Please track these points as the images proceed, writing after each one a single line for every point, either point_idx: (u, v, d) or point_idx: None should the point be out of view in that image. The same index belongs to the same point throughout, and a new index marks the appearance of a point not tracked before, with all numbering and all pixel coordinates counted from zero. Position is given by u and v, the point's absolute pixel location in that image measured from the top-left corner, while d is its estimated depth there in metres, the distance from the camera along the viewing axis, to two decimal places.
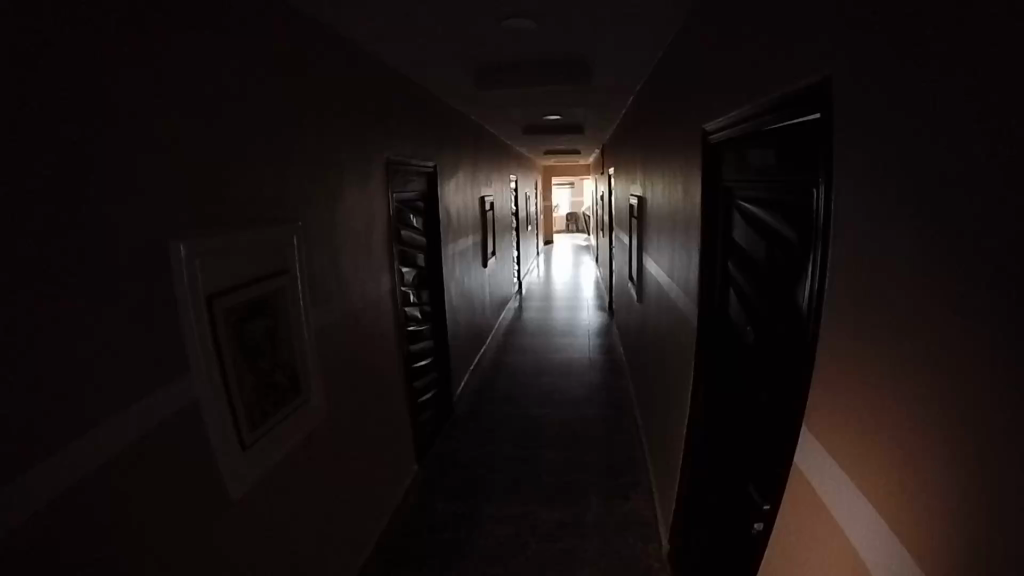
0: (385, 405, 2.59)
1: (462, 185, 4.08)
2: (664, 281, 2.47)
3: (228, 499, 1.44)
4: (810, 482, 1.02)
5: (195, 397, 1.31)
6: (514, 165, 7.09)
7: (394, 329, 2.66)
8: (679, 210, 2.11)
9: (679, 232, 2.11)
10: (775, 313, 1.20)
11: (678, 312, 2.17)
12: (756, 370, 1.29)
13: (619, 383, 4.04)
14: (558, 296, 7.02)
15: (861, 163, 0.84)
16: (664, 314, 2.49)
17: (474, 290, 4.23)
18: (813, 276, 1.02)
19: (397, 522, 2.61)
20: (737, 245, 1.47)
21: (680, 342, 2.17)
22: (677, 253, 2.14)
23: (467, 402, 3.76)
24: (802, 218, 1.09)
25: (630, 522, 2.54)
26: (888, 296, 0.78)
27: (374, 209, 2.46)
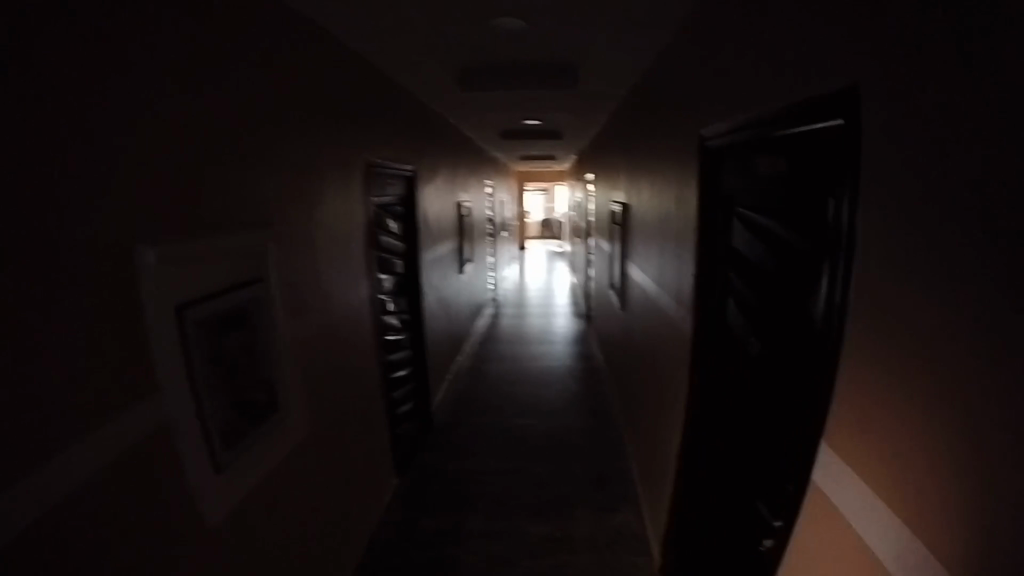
0: (363, 418, 2.50)
1: (439, 191, 4.00)
2: (651, 290, 2.40)
3: (204, 522, 1.35)
4: (831, 495, 0.97)
5: (167, 414, 1.22)
6: (490, 170, 7.02)
7: (372, 338, 2.57)
8: (669, 217, 2.05)
9: (669, 239, 2.05)
10: (782, 326, 1.14)
11: (668, 320, 2.11)
12: (759, 383, 1.25)
13: (599, 392, 3.98)
14: (534, 303, 6.96)
15: (894, 169, 0.79)
16: (651, 324, 2.43)
17: (451, 298, 4.15)
18: (829, 290, 0.95)
19: (377, 539, 2.52)
20: (738, 254, 1.41)
21: (671, 352, 2.11)
22: (667, 261, 2.08)
23: (445, 412, 3.68)
24: (813, 229, 1.03)
25: (618, 535, 2.48)
26: (920, 312, 0.75)
27: (352, 213, 2.38)
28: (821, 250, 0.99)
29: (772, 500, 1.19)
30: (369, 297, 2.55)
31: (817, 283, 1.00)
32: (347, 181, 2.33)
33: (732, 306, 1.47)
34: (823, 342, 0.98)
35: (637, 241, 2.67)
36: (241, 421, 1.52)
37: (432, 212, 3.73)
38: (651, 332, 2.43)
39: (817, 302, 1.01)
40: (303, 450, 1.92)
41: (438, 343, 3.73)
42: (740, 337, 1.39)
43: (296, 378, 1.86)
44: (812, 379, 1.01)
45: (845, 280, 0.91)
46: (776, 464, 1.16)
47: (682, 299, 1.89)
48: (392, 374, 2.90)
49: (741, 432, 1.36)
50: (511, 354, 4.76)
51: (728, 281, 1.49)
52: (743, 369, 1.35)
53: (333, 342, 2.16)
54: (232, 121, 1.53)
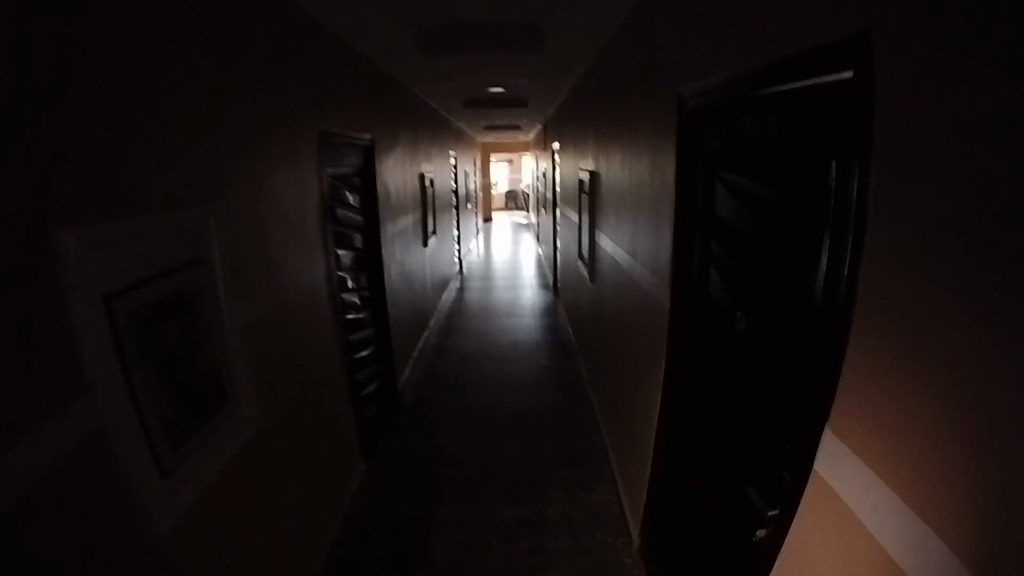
0: (325, 403, 2.39)
1: (400, 162, 3.86)
2: (622, 260, 2.31)
3: (151, 529, 1.24)
4: (834, 483, 0.88)
5: (102, 417, 1.10)
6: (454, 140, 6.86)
7: (330, 318, 2.45)
8: (644, 184, 1.95)
9: (644, 208, 1.95)
10: (776, 303, 1.03)
11: (643, 293, 2.01)
12: (747, 363, 1.15)
13: (570, 366, 3.89)
14: (501, 276, 6.85)
15: (904, 127, 0.68)
16: (623, 296, 2.34)
17: (415, 272, 4.02)
18: (832, 265, 0.85)
19: (345, 529, 2.43)
20: (722, 224, 1.30)
21: (647, 327, 2.01)
22: (641, 231, 1.98)
23: (412, 391, 3.57)
24: (810, 196, 0.92)
25: (594, 515, 2.40)
26: (926, 294, 0.66)
27: (305, 188, 2.24)
28: (821, 220, 0.88)
29: (766, 491, 1.10)
30: (326, 276, 2.42)
31: (817, 258, 0.90)
32: (298, 153, 2.19)
33: (716, 280, 1.37)
34: (824, 324, 0.88)
35: (608, 212, 2.56)
36: (186, 417, 1.40)
37: (393, 184, 3.59)
38: (624, 306, 2.33)
39: (815, 278, 0.91)
40: (258, 443, 1.80)
41: (402, 320, 3.61)
42: (725, 313, 1.30)
43: (247, 367, 1.73)
44: (812, 364, 0.91)
45: (849, 253, 0.80)
46: (770, 453, 1.07)
47: (659, 272, 1.79)
48: (354, 354, 2.78)
49: (727, 413, 1.27)
50: (479, 329, 4.64)
51: (711, 252, 1.39)
52: (728, 348, 1.26)
53: (288, 326, 2.03)
54: (167, 88, 1.39)
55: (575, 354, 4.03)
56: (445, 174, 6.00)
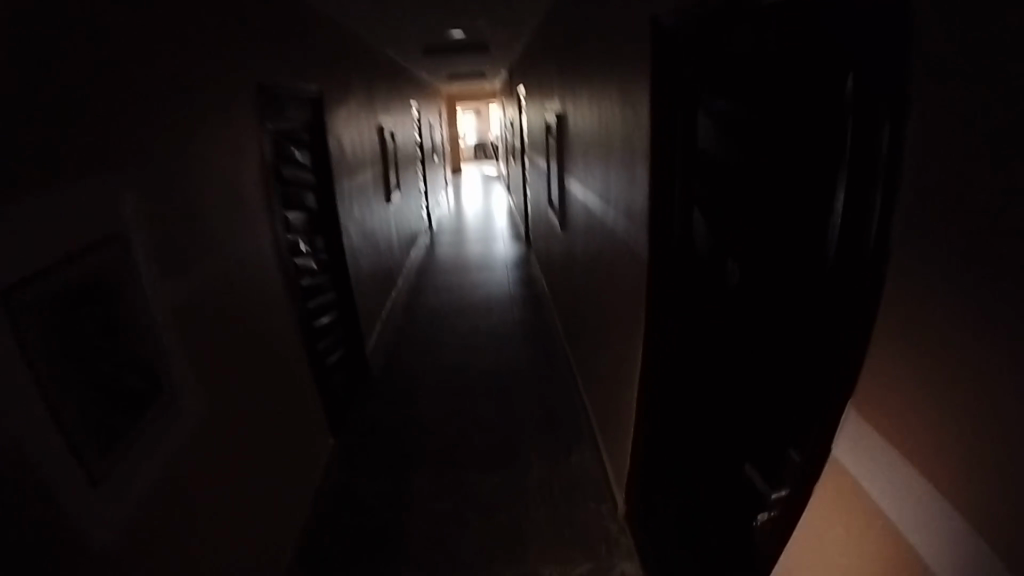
0: (286, 378, 2.24)
1: (355, 115, 3.65)
2: (592, 208, 2.15)
3: (89, 546, 1.09)
4: (855, 468, 0.74)
5: (12, 429, 0.94)
6: (414, 90, 6.61)
7: (282, 286, 2.28)
8: (614, 125, 1.78)
9: (614, 151, 1.79)
10: (774, 261, 0.88)
11: (616, 244, 1.86)
12: (742, 327, 1.01)
13: (545, 320, 3.75)
14: (472, 229, 6.66)
15: (959, 38, 0.53)
16: (595, 246, 2.19)
17: (379, 230, 3.85)
18: (838, 217, 0.70)
19: (318, 510, 2.30)
20: (706, 169, 1.14)
21: (622, 281, 1.86)
22: (613, 176, 1.82)
23: (382, 354, 3.43)
24: (812, 134, 0.76)
25: (576, 479, 2.29)
26: (964, 300, 0.55)
27: (243, 148, 2.05)
28: (827, 161, 0.73)
29: (762, 470, 0.96)
30: (273, 241, 2.24)
31: (821, 207, 0.74)
32: (234, 110, 1.99)
33: (701, 232, 1.21)
34: (831, 288, 0.72)
35: (576, 157, 2.39)
36: (118, 412, 1.24)
37: (347, 139, 3.38)
38: (598, 258, 2.18)
39: (820, 231, 0.75)
40: (210, 430, 1.65)
41: (367, 282, 3.44)
42: (712, 270, 1.15)
43: (187, 348, 1.57)
44: (815, 335, 0.76)
45: (869, 202, 0.65)
46: (771, 429, 0.93)
47: (634, 222, 1.63)
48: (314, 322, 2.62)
49: (720, 379, 1.13)
50: (450, 285, 4.48)
51: (695, 202, 1.23)
52: (718, 308, 1.11)
53: (233, 299, 1.87)
54: (72, 35, 1.20)
55: (549, 306, 3.89)
56: (406, 126, 5.77)
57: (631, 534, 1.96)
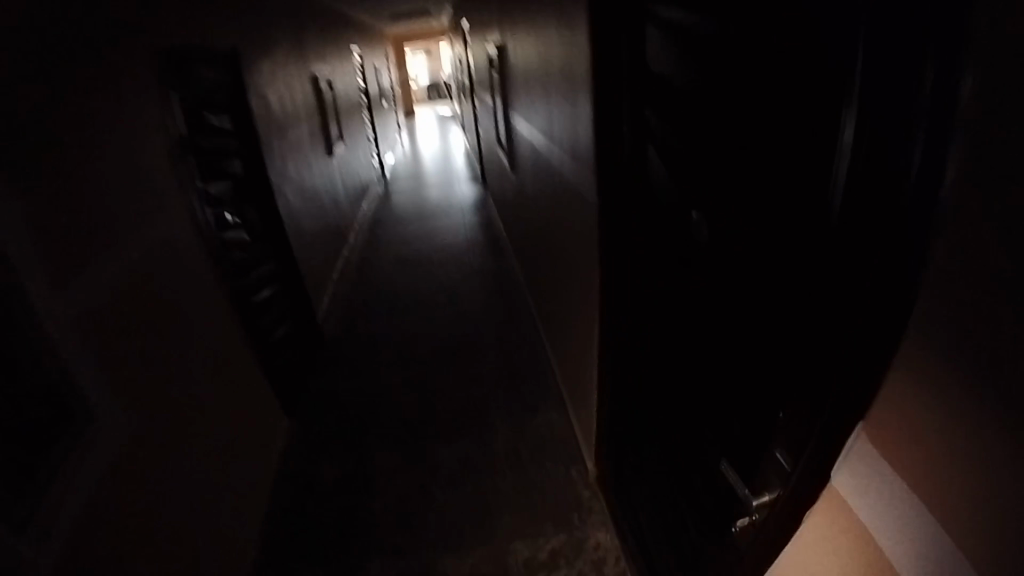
0: (222, 362, 2.03)
1: (282, 64, 3.38)
2: (539, 146, 1.95)
3: None
4: (855, 499, 0.56)
5: None
6: (354, 31, 6.26)
7: (205, 261, 2.07)
8: (554, 52, 1.57)
9: (557, 82, 1.57)
10: (763, 223, 0.70)
11: (566, 187, 1.66)
12: (727, 300, 0.83)
13: (505, 266, 3.56)
14: (427, 172, 6.40)
15: None
16: (546, 189, 1.99)
17: (321, 185, 3.61)
18: (843, 174, 0.51)
19: (274, 497, 2.13)
20: (669, 106, 0.95)
21: (574, 229, 1.67)
22: (557, 111, 1.61)
23: (336, 317, 3.23)
24: (808, 60, 0.56)
25: (545, 441, 2.13)
26: (972, 364, 0.41)
27: (141, 113, 1.81)
28: (827, 97, 0.54)
29: (740, 471, 0.79)
30: (189, 214, 2.01)
31: (824, 158, 0.55)
32: (124, 69, 1.75)
33: (665, 181, 1.02)
34: (828, 269, 0.54)
35: (518, 91, 2.17)
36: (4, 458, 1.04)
37: (273, 92, 3.12)
38: (549, 205, 1.98)
39: (820, 189, 0.56)
40: (140, 441, 1.45)
41: (312, 244, 3.22)
42: (689, 226, 0.96)
43: (102, 352, 1.37)
44: (811, 327, 0.58)
45: (875, 157, 0.46)
46: (759, 425, 0.75)
47: (581, 167, 1.44)
48: (251, 296, 2.41)
49: (706, 354, 0.95)
50: (404, 235, 4.26)
51: (656, 146, 1.03)
52: (697, 272, 0.93)
53: (146, 285, 1.65)
54: None
55: (508, 250, 3.70)
56: (347, 71, 5.46)
57: (607, 498, 1.82)
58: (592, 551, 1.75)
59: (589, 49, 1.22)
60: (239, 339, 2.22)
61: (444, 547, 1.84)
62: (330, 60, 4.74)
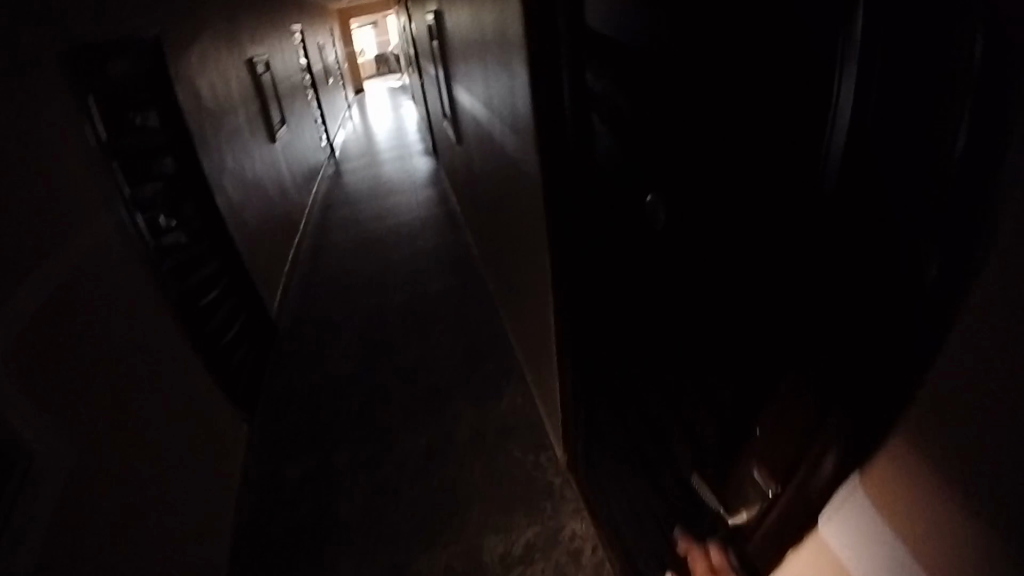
0: (167, 370, 1.91)
1: (212, 47, 3.21)
2: (481, 118, 1.83)
3: None
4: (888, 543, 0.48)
5: None
6: (292, 7, 6.03)
7: (138, 264, 1.93)
8: (488, 16, 1.45)
9: (493, 49, 1.46)
10: (750, 202, 0.61)
11: (511, 161, 1.55)
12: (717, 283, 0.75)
13: (462, 240, 3.44)
14: (379, 147, 6.22)
15: None
16: (492, 163, 1.88)
17: (265, 172, 3.46)
18: (830, 152, 0.42)
19: (244, 505, 2.02)
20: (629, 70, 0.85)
21: (524, 205, 1.56)
22: (495, 80, 1.50)
23: (291, 308, 3.10)
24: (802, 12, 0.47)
25: (512, 426, 2.05)
26: None
27: (50, 111, 1.66)
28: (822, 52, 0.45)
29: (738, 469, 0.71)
30: (115, 217, 1.88)
31: (816, 131, 0.46)
32: (26, 64, 1.60)
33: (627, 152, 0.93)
34: (820, 267, 0.45)
35: (457, 60, 2.05)
36: None
37: (202, 79, 2.95)
38: (497, 181, 1.87)
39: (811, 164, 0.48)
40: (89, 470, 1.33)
41: (259, 235, 3.08)
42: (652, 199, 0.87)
43: (31, 381, 1.24)
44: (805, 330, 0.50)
45: (882, 135, 0.38)
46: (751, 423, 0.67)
47: (525, 140, 1.33)
48: (194, 297, 2.28)
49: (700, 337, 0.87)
50: (356, 215, 4.11)
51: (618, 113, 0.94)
52: (680, 252, 0.84)
53: (81, 299, 1.53)
54: None
55: (463, 225, 3.59)
56: (288, 49, 5.25)
57: (581, 482, 1.74)
58: (568, 540, 1.66)
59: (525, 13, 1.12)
60: (184, 345, 2.09)
61: (415, 546, 1.74)
62: (268, 40, 4.54)
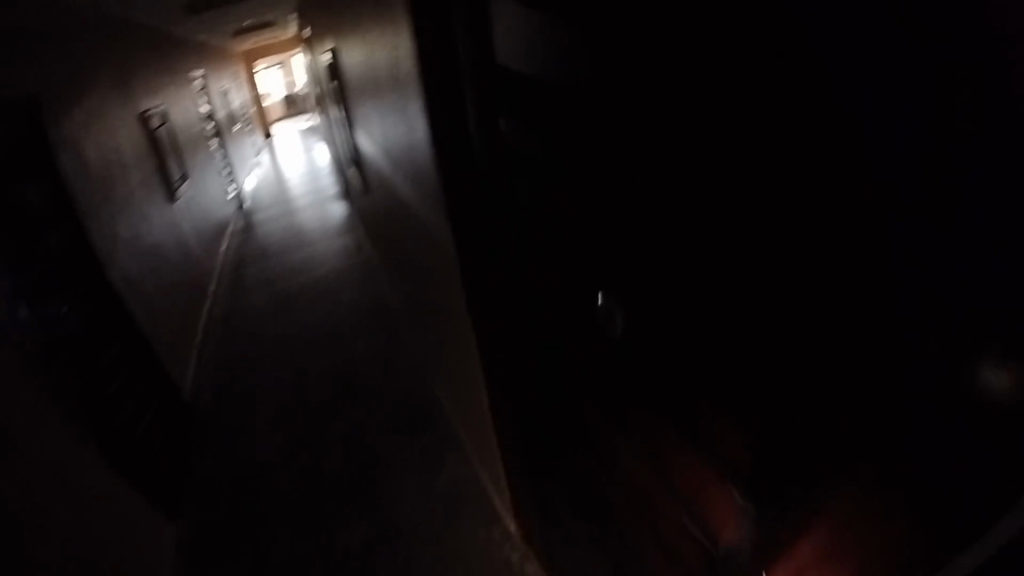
0: (75, 475, 1.68)
1: (104, 105, 2.98)
2: (387, 168, 1.68)
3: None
4: None
5: None
6: (195, 55, 5.79)
7: (28, 359, 1.71)
8: (384, 59, 1.30)
9: (393, 98, 1.31)
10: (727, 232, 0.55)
11: (426, 215, 1.40)
12: (683, 315, 0.68)
13: (385, 289, 3.27)
14: (291, 194, 5.95)
15: None
16: (403, 214, 1.72)
17: (171, 234, 3.23)
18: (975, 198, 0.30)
19: None
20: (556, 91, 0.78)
21: (441, 255, 1.42)
22: (399, 128, 1.34)
23: (207, 379, 2.87)
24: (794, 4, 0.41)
25: (458, 501, 1.87)
26: None
27: None
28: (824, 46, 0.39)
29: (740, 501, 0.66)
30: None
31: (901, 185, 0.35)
32: None
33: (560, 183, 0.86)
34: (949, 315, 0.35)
35: (357, 106, 1.89)
36: None
37: (92, 141, 2.72)
38: (411, 232, 1.71)
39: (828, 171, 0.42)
40: None
41: (162, 304, 2.85)
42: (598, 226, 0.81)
43: None
44: (859, 341, 0.44)
45: None
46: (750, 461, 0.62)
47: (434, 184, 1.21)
48: (99, 389, 2.05)
49: (651, 376, 0.80)
50: (270, 270, 3.88)
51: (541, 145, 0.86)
52: (634, 283, 0.78)
53: None
54: None
55: (383, 275, 3.41)
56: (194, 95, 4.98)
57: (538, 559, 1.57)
58: None
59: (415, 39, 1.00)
60: (91, 442, 1.87)
61: None
62: (175, 86, 4.29)
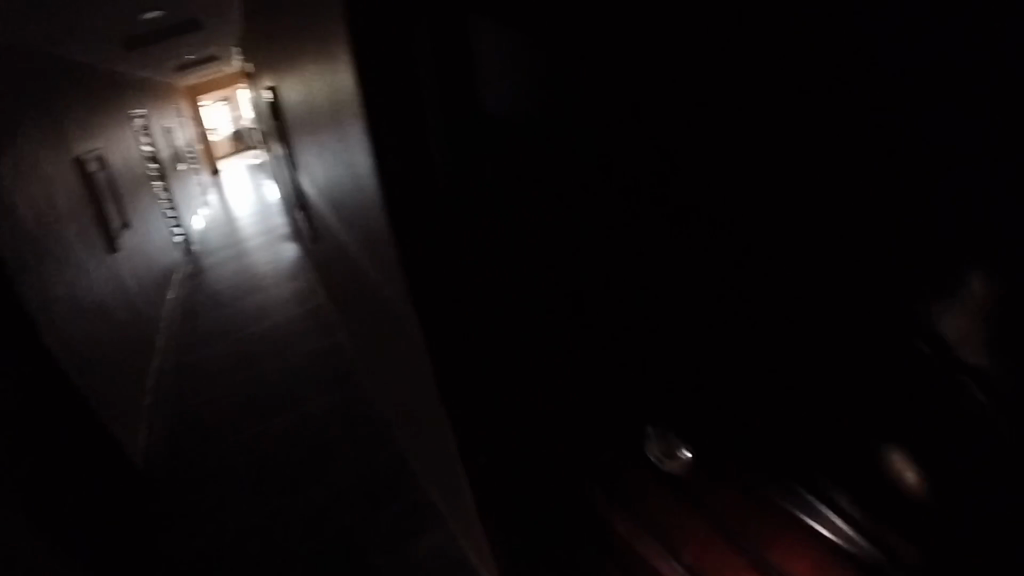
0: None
1: (39, 155, 2.79)
2: (336, 220, 1.54)
3: None
4: None
5: None
6: (136, 94, 5.59)
7: None
8: (328, 111, 1.17)
9: (342, 154, 1.18)
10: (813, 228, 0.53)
11: (383, 278, 1.27)
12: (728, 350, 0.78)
13: (343, 339, 3.12)
14: (240, 233, 5.72)
15: None
16: (357, 270, 1.59)
17: (114, 288, 3.04)
18: None
19: None
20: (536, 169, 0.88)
21: (399, 314, 1.28)
22: (349, 186, 1.21)
23: (158, 444, 2.69)
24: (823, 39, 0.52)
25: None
26: None
27: None
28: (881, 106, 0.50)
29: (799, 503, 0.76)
30: None
31: None
32: None
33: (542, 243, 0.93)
34: None
35: (299, 153, 1.75)
36: None
37: (25, 189, 2.53)
38: (366, 289, 1.57)
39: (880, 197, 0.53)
40: None
41: (103, 366, 2.64)
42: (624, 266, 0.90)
43: None
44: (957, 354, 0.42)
45: None
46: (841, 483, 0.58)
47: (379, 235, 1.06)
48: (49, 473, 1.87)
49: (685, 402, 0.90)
50: (224, 319, 3.67)
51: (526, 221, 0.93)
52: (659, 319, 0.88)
53: None
54: None
55: (339, 323, 3.26)
56: (133, 135, 4.72)
57: None
58: None
59: (380, 109, 0.94)
60: (41, 537, 1.68)
61: None
62: (113, 126, 4.04)
